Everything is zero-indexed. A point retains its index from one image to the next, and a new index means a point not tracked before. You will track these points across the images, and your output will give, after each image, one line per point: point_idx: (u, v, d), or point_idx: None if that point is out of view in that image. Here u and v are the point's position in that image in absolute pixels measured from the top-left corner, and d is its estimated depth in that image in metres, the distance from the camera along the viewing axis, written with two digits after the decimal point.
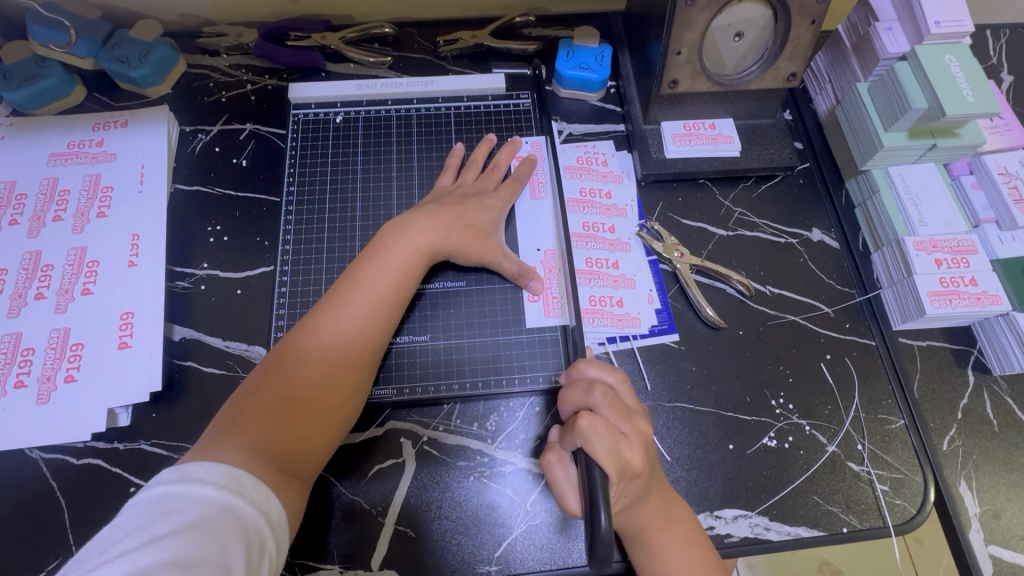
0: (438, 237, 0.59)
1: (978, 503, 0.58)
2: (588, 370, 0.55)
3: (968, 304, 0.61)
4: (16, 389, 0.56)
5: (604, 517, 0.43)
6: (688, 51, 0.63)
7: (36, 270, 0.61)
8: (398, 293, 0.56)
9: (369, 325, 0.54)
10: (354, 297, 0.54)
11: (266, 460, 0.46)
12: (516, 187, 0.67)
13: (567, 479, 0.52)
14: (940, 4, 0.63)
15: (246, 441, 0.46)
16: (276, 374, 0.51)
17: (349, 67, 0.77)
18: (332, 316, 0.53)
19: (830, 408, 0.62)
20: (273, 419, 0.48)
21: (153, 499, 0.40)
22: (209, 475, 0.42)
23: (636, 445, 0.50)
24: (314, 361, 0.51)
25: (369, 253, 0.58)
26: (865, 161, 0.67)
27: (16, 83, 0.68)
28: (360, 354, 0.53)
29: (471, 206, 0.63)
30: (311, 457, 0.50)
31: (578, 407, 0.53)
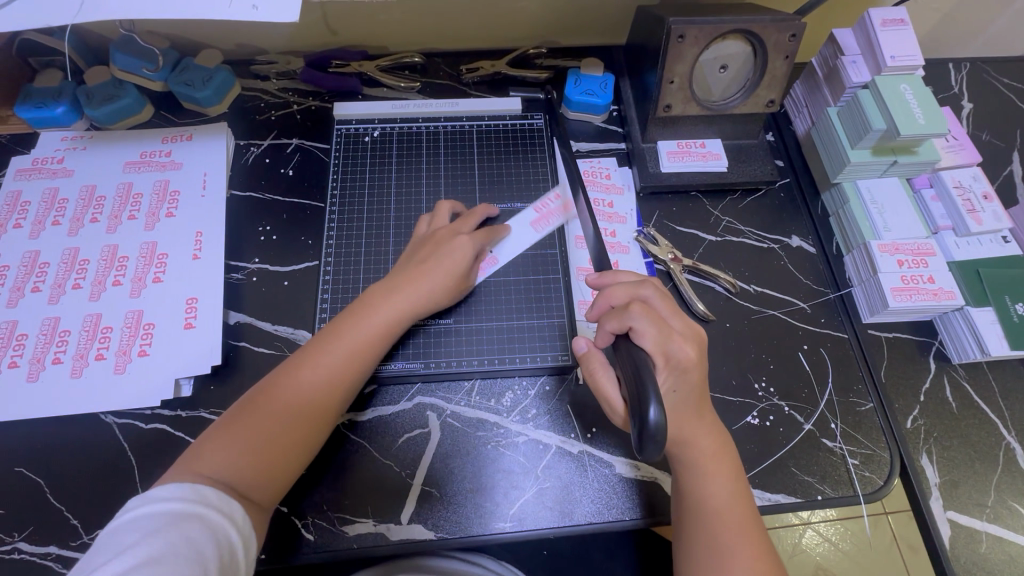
0: (417, 296, 0.64)
1: (939, 475, 0.66)
2: (623, 276, 0.62)
3: (927, 298, 0.69)
4: (96, 361, 0.65)
5: (653, 409, 0.47)
6: (679, 80, 0.73)
7: (114, 261, 0.70)
8: (369, 346, 0.62)
9: (340, 376, 0.60)
10: (328, 350, 0.60)
11: (225, 485, 0.53)
12: (489, 235, 0.70)
13: (608, 380, 0.59)
14: (898, 40, 0.73)
15: (211, 466, 0.53)
16: (250, 411, 0.57)
17: (382, 91, 0.87)
18: (309, 361, 0.60)
19: (806, 391, 0.69)
20: (240, 450, 0.55)
21: (127, 521, 0.48)
22: (173, 493, 0.50)
23: (687, 340, 0.56)
24: (284, 399, 0.58)
25: (353, 308, 0.64)
26: (836, 175, 0.77)
27: (98, 102, 0.78)
28: (326, 401, 0.59)
29: (437, 251, 0.66)
30: (270, 485, 0.56)
31: (625, 300, 0.59)
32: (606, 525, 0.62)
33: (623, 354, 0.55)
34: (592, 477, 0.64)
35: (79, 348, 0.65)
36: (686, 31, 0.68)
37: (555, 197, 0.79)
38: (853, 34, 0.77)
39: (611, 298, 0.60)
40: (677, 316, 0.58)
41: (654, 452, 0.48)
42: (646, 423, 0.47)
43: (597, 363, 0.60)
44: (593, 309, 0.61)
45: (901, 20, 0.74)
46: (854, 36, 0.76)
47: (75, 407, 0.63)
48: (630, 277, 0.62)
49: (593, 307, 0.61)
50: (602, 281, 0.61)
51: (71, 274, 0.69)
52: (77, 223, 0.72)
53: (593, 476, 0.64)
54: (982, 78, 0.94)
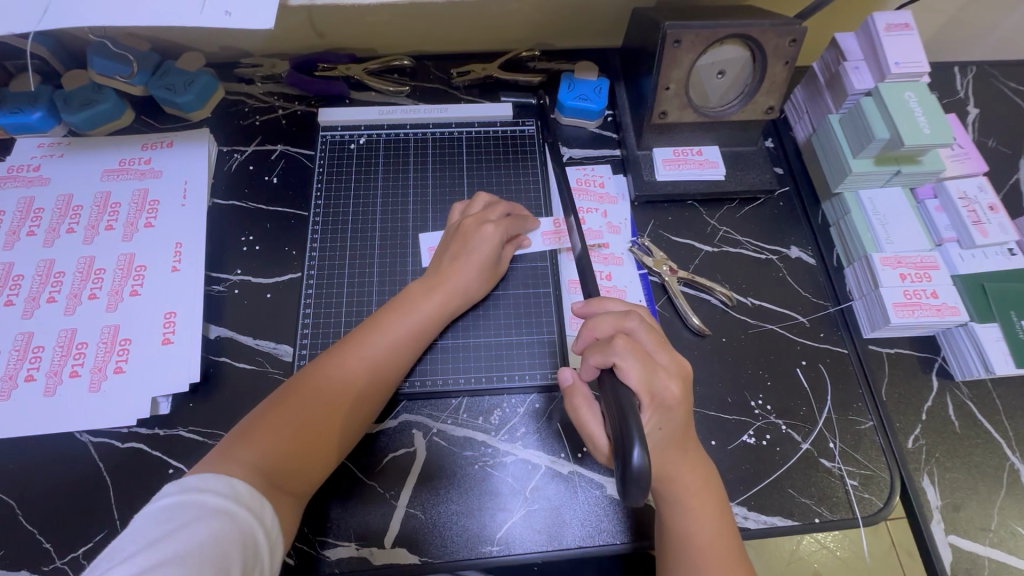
0: (455, 286, 0.65)
1: (941, 497, 0.64)
2: (611, 305, 0.59)
3: (930, 314, 0.67)
4: (71, 378, 0.63)
5: (638, 451, 0.44)
6: (675, 86, 0.70)
7: (90, 273, 0.68)
8: (410, 337, 0.62)
9: (385, 370, 0.60)
10: (375, 341, 0.60)
11: (265, 476, 0.51)
12: (515, 223, 0.70)
13: (594, 418, 0.57)
14: (902, 45, 0.70)
15: (250, 455, 0.52)
16: (290, 401, 0.56)
17: (370, 95, 0.85)
18: (351, 351, 0.60)
19: (805, 409, 0.67)
20: (280, 440, 0.54)
21: (157, 507, 0.45)
22: (208, 484, 0.47)
23: (671, 376, 0.54)
24: (324, 390, 0.57)
25: (396, 301, 0.64)
26: (837, 185, 0.75)
27: (75, 107, 0.76)
28: (370, 391, 0.59)
29: (474, 238, 0.66)
30: (308, 477, 0.55)
31: (610, 332, 0.56)
32: (595, 549, 0.60)
33: (608, 390, 0.52)
34: (582, 498, 0.62)
35: (54, 364, 0.63)
36: (682, 36, 0.66)
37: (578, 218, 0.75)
38: (856, 39, 0.74)
39: (595, 329, 0.57)
40: (663, 349, 0.55)
41: (637, 497, 0.45)
42: (629, 466, 0.45)
43: (579, 398, 0.58)
44: (578, 343, 0.58)
45: (905, 24, 0.71)
46: (857, 41, 0.74)
47: (49, 426, 0.61)
48: (619, 305, 0.59)
49: (577, 338, 0.58)
50: (589, 310, 0.59)
51: (46, 287, 0.67)
52: (53, 233, 0.70)
53: (583, 498, 0.62)
54: (988, 83, 0.91)
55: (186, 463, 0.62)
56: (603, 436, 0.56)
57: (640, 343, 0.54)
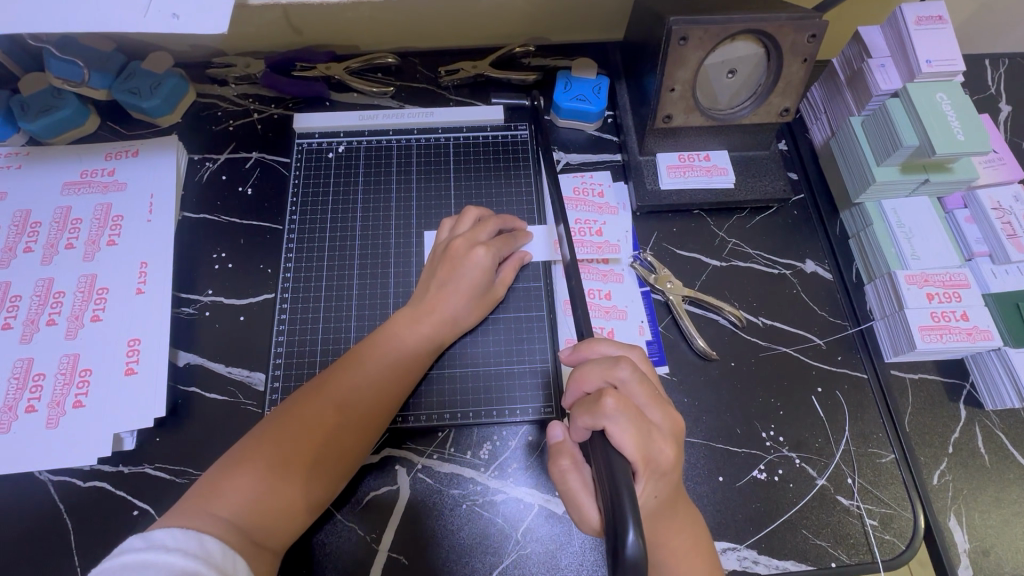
0: (446, 314, 0.60)
1: (968, 540, 0.59)
2: (601, 348, 0.54)
3: (959, 339, 0.61)
4: (26, 414, 0.58)
5: (631, 535, 0.40)
6: (681, 87, 0.64)
7: (48, 297, 0.63)
8: (397, 372, 0.58)
9: (373, 405, 0.56)
10: (361, 374, 0.56)
11: (239, 530, 0.47)
12: (507, 241, 0.65)
13: (583, 486, 0.52)
14: (933, 41, 0.64)
15: (223, 506, 0.47)
16: (269, 443, 0.52)
17: (352, 97, 0.79)
18: (331, 389, 0.55)
19: (820, 441, 0.62)
20: (257, 487, 0.49)
21: (118, 567, 0.39)
22: (175, 541, 0.42)
23: (665, 438, 0.49)
24: (304, 433, 0.52)
25: (381, 332, 0.59)
26: (858, 195, 0.68)
27: (33, 114, 0.70)
28: (355, 432, 0.55)
29: (468, 260, 0.61)
30: (287, 529, 0.50)
31: (598, 386, 0.51)
32: None
33: (597, 454, 0.47)
34: (579, 542, 0.57)
35: (8, 398, 0.59)
36: (690, 32, 0.59)
37: (592, 222, 0.71)
38: (881, 33, 0.68)
39: (583, 383, 0.52)
40: (657, 406, 0.50)
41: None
42: (622, 551, 0.40)
43: (566, 460, 0.53)
44: (568, 396, 0.54)
45: (937, 17, 0.65)
46: (882, 35, 0.67)
47: (2, 468, 0.57)
48: (610, 350, 0.54)
49: (567, 392, 0.54)
50: (579, 356, 0.55)
51: (1, 312, 0.62)
52: (9, 253, 0.65)
53: (579, 541, 0.57)
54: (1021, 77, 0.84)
55: (151, 504, 0.58)
56: (593, 510, 0.51)
57: (631, 399, 0.49)
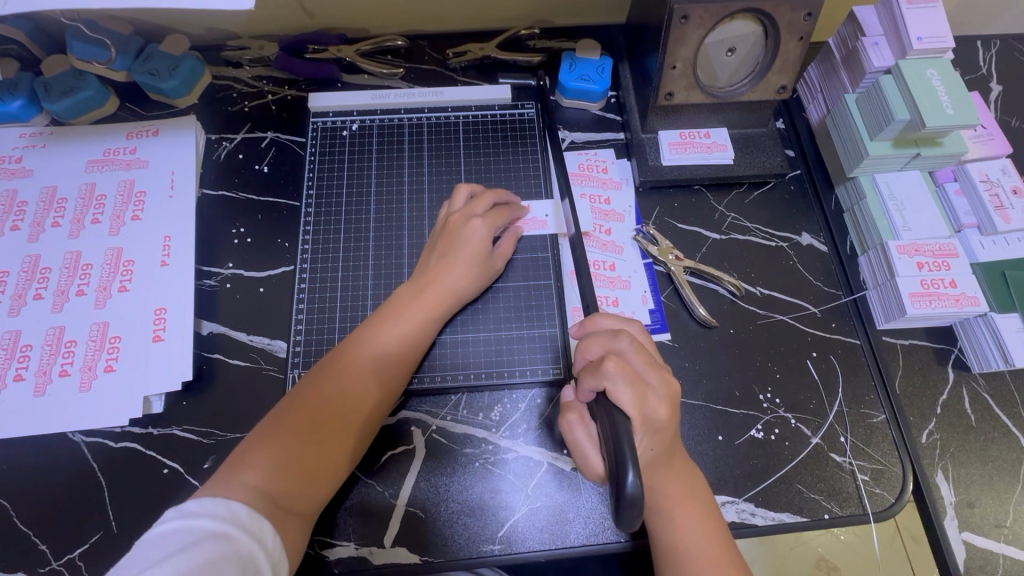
0: (449, 285, 0.63)
1: (954, 493, 0.62)
2: (602, 323, 0.58)
3: (948, 305, 0.64)
4: (60, 377, 0.61)
5: (631, 473, 0.43)
6: (682, 65, 0.67)
7: (77, 269, 0.66)
8: (406, 346, 0.60)
9: (382, 377, 0.58)
10: (370, 350, 0.59)
11: (268, 498, 0.50)
12: (504, 212, 0.67)
13: (587, 437, 0.55)
14: (924, 20, 0.66)
15: (250, 480, 0.51)
16: (286, 421, 0.54)
17: (363, 78, 0.81)
18: (344, 364, 0.58)
19: (815, 402, 0.65)
20: (279, 461, 0.52)
21: (158, 535, 0.44)
22: (204, 507, 0.46)
23: (660, 398, 0.52)
24: (321, 407, 0.55)
25: (387, 308, 0.62)
26: (853, 169, 0.71)
27: (57, 94, 0.73)
28: (369, 404, 0.57)
29: (465, 232, 0.64)
30: (313, 499, 0.53)
31: (600, 354, 0.54)
32: (599, 546, 0.59)
33: (601, 413, 0.50)
34: (587, 497, 0.60)
35: (43, 363, 0.62)
36: (690, 11, 0.62)
37: (598, 190, 0.74)
38: (875, 13, 0.70)
39: (587, 352, 0.56)
40: (656, 371, 0.53)
41: (632, 521, 0.44)
42: (622, 491, 0.43)
43: (573, 414, 0.56)
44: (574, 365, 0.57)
45: None
46: (877, 15, 0.70)
47: (39, 427, 0.60)
48: (610, 324, 0.58)
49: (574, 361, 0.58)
50: (584, 331, 0.58)
51: (32, 283, 0.65)
52: (38, 228, 0.68)
53: (586, 496, 0.60)
54: (1011, 58, 0.88)
55: (180, 462, 0.61)
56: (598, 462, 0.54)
57: (630, 363, 0.53)
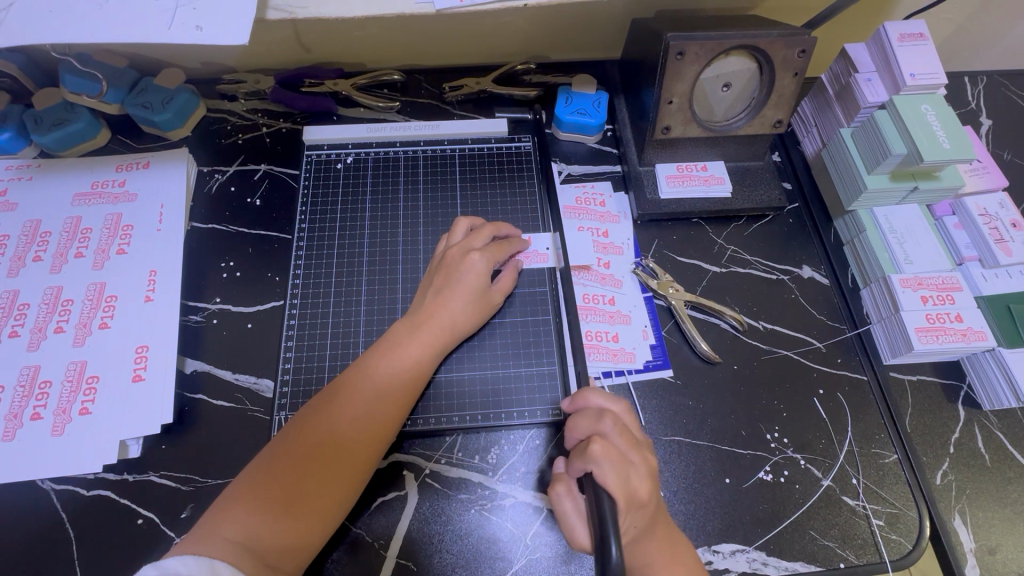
0: (447, 320, 0.61)
1: (974, 539, 0.59)
2: (592, 399, 0.55)
3: (955, 340, 0.63)
4: (32, 421, 0.58)
5: (615, 548, 0.43)
6: (679, 100, 0.67)
7: (56, 305, 0.64)
8: (404, 383, 0.57)
9: (378, 418, 0.55)
10: (365, 389, 0.56)
11: (252, 554, 0.47)
12: (504, 246, 0.66)
13: (575, 511, 0.52)
14: (916, 57, 0.67)
15: (234, 532, 0.48)
16: (274, 467, 0.52)
17: (358, 112, 0.81)
18: (336, 404, 0.55)
19: (824, 442, 0.63)
20: (266, 511, 0.49)
21: None
22: (187, 568, 0.41)
23: (643, 475, 0.50)
24: (312, 452, 0.52)
25: (382, 344, 0.59)
26: (851, 203, 0.71)
27: (46, 126, 0.72)
28: (361, 446, 0.54)
29: (462, 266, 0.62)
30: (302, 550, 0.50)
31: (587, 436, 0.53)
32: None
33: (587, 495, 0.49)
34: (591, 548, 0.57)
35: (14, 406, 0.58)
36: (686, 47, 0.62)
37: (595, 222, 0.73)
38: (867, 49, 0.71)
39: (574, 428, 0.54)
40: (639, 448, 0.52)
41: None
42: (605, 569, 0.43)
43: (561, 487, 0.53)
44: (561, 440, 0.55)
45: (919, 34, 0.68)
46: (868, 51, 0.70)
47: (5, 476, 0.56)
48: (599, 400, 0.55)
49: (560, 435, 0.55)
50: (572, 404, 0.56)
51: (9, 320, 0.62)
52: (18, 262, 0.66)
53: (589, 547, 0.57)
54: (999, 94, 0.89)
55: (156, 512, 0.57)
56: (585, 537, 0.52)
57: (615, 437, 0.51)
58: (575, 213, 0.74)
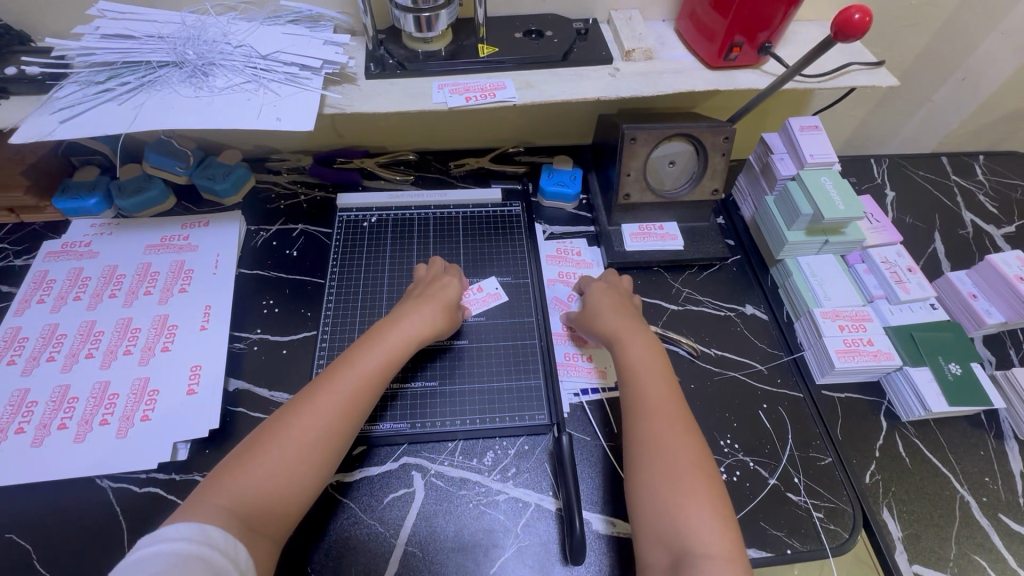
0: (421, 323, 0.72)
1: (901, 529, 0.69)
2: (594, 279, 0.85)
3: (868, 359, 0.77)
4: (101, 426, 0.69)
5: (577, 523, 0.63)
6: (635, 173, 0.86)
7: (127, 332, 0.77)
8: (383, 371, 0.66)
9: (359, 399, 0.62)
10: (351, 373, 0.64)
11: (238, 517, 0.52)
12: (457, 270, 0.84)
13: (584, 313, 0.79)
14: (815, 141, 0.87)
15: (224, 498, 0.52)
16: (264, 439, 0.57)
17: (379, 183, 0.99)
18: (322, 388, 0.62)
19: (769, 447, 0.74)
20: (254, 477, 0.54)
21: (136, 561, 0.46)
22: (179, 533, 0.48)
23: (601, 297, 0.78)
24: (298, 428, 0.58)
25: (366, 340, 0.68)
26: (779, 253, 0.88)
27: (128, 193, 0.89)
28: (342, 422, 0.60)
29: (435, 286, 0.78)
30: (282, 516, 0.55)
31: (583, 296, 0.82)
32: None
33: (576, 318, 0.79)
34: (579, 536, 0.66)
35: (86, 413, 0.70)
36: (637, 134, 0.82)
37: (572, 268, 0.89)
38: (779, 137, 0.91)
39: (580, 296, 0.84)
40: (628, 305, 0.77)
41: (581, 554, 0.62)
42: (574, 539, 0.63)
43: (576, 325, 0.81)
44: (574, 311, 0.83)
45: (816, 126, 0.88)
46: (780, 139, 0.91)
47: (73, 472, 0.66)
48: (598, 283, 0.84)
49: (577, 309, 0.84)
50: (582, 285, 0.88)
51: (86, 344, 0.75)
52: (97, 298, 0.80)
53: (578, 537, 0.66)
54: (900, 172, 1.10)
55: None
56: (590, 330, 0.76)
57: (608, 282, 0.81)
58: (556, 261, 0.90)
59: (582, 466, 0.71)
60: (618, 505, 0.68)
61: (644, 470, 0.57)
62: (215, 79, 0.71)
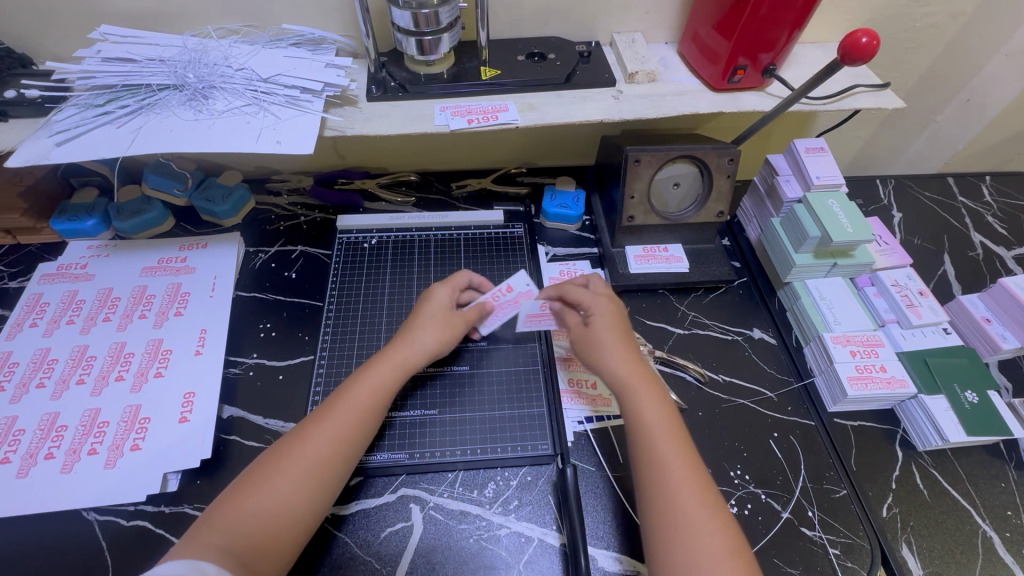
0: (421, 340, 0.70)
1: (922, 567, 0.66)
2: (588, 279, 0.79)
3: (881, 386, 0.74)
4: (89, 455, 0.67)
5: (584, 561, 0.61)
6: (639, 195, 0.85)
7: (120, 357, 0.75)
8: (380, 392, 0.64)
9: (356, 424, 0.61)
10: (348, 398, 0.62)
11: (232, 554, 0.50)
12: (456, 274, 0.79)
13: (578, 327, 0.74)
14: (821, 163, 0.86)
15: (220, 536, 0.51)
16: (261, 470, 0.56)
17: (380, 204, 0.98)
18: (319, 415, 0.61)
19: (781, 478, 0.72)
20: (250, 511, 0.53)
21: None
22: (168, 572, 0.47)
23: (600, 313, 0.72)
24: (293, 457, 0.57)
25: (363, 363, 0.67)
26: (786, 275, 0.86)
27: (126, 215, 0.88)
28: (339, 449, 0.59)
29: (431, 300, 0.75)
30: (280, 550, 0.53)
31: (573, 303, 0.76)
32: None
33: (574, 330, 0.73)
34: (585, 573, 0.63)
35: (75, 442, 0.68)
36: (641, 156, 0.81)
37: None
38: (784, 159, 0.90)
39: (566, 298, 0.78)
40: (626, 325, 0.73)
41: None
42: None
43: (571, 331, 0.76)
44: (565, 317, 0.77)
45: (821, 148, 0.88)
46: (785, 160, 0.90)
47: (57, 505, 0.63)
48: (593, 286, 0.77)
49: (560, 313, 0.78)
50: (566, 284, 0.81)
51: (77, 370, 0.73)
52: (90, 321, 0.78)
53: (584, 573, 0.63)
54: (906, 193, 1.09)
55: None
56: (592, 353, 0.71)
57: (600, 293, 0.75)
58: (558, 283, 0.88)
59: (587, 498, 0.68)
60: (625, 539, 0.65)
61: (661, 534, 0.55)
62: (216, 102, 0.70)
